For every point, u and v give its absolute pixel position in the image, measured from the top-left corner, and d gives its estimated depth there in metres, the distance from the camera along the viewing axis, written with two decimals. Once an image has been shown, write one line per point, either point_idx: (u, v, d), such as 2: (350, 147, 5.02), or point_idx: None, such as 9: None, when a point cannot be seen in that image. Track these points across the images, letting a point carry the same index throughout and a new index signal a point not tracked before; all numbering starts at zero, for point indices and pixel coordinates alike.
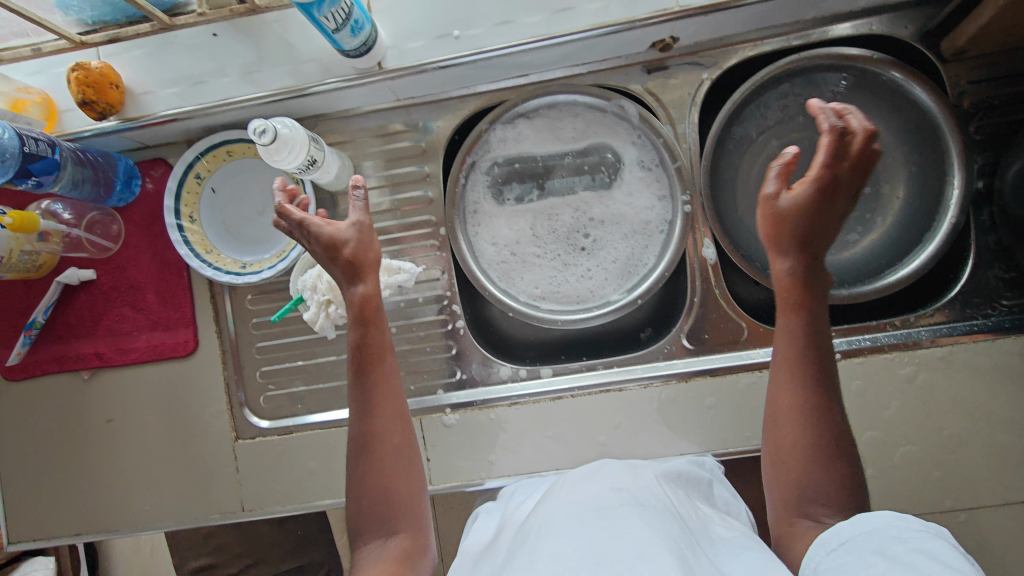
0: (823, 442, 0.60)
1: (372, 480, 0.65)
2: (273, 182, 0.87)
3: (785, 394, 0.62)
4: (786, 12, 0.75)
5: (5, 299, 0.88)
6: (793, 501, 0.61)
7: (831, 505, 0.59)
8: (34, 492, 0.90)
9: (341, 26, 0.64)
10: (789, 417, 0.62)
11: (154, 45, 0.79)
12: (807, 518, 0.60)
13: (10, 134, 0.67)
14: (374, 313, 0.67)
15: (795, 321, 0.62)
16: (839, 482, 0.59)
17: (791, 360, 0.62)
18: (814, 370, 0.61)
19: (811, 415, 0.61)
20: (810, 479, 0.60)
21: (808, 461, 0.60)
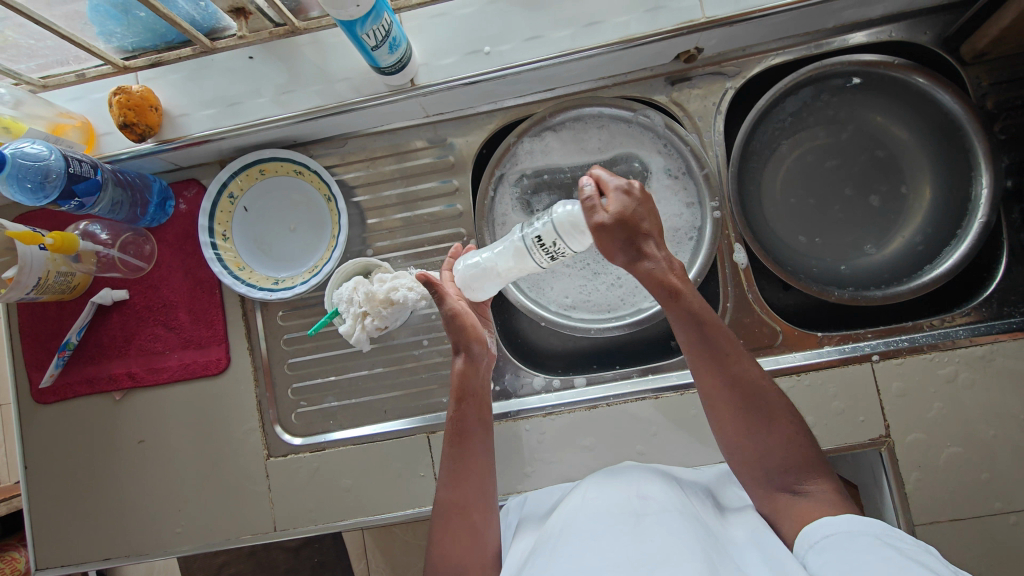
0: (762, 411, 0.64)
1: (453, 480, 0.70)
2: (307, 200, 0.89)
3: (711, 386, 0.66)
4: (808, 22, 0.77)
5: (39, 320, 0.88)
6: (770, 477, 0.64)
7: (796, 472, 0.63)
8: (63, 518, 0.88)
9: (381, 43, 0.67)
10: (727, 408, 0.65)
11: (191, 68, 0.81)
12: (786, 491, 0.63)
13: (55, 157, 0.69)
14: (465, 390, 0.72)
15: (687, 314, 0.67)
16: (790, 446, 0.64)
17: (700, 345, 0.66)
18: (721, 348, 0.66)
19: (745, 398, 0.65)
20: (770, 449, 0.64)
21: (754, 428, 0.64)
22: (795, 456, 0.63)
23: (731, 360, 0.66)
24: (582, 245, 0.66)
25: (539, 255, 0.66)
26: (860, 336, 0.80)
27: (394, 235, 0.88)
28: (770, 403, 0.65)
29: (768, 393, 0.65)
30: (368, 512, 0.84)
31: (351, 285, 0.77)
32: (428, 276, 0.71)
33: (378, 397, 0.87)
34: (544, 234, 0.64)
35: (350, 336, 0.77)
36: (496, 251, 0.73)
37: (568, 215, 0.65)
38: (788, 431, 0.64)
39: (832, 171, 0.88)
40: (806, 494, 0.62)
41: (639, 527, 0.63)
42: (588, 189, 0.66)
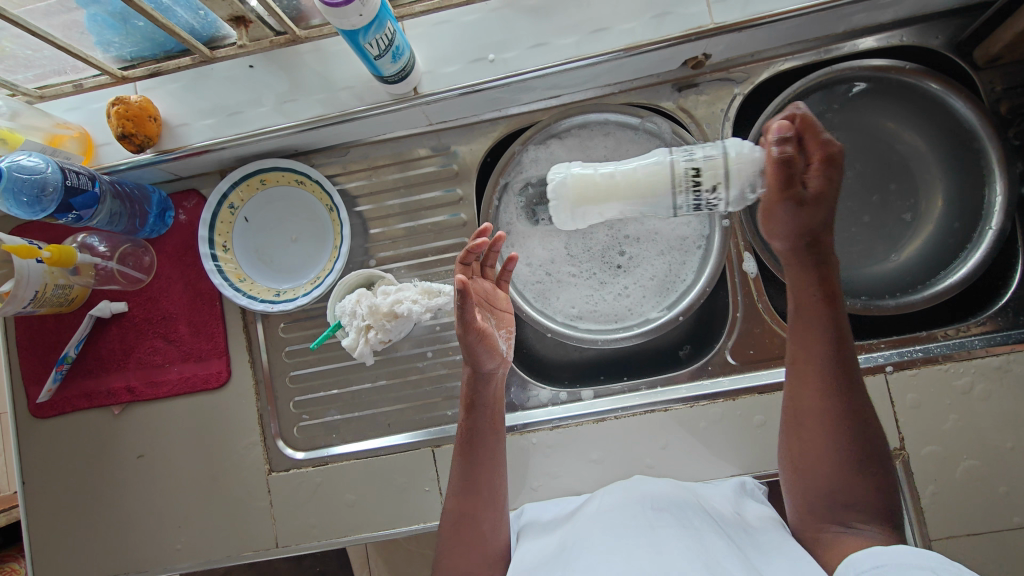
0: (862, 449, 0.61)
1: (462, 490, 0.70)
2: (309, 210, 0.87)
3: (809, 401, 0.63)
4: (817, 27, 0.76)
5: (38, 333, 0.87)
6: (823, 509, 0.62)
7: (865, 513, 0.60)
8: (61, 535, 0.87)
9: (383, 53, 0.66)
10: (818, 426, 0.62)
11: (191, 77, 0.80)
12: (838, 524, 0.61)
13: (53, 169, 0.68)
14: (474, 401, 0.70)
15: (832, 325, 0.64)
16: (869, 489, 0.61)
17: (827, 364, 0.63)
18: (848, 375, 0.63)
19: (843, 428, 0.62)
20: (846, 483, 0.61)
21: (833, 461, 0.62)
22: (873, 498, 0.60)
23: (852, 393, 0.63)
24: (744, 194, 0.64)
25: (685, 193, 0.65)
26: (873, 346, 0.78)
27: (397, 245, 0.86)
28: (869, 446, 0.61)
29: (875, 440, 0.62)
30: (371, 527, 0.83)
31: (354, 298, 0.76)
32: (466, 284, 0.61)
33: (381, 410, 0.86)
34: (704, 169, 0.64)
35: (354, 349, 0.75)
36: (621, 169, 0.67)
37: (742, 160, 0.63)
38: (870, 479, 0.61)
39: (844, 178, 0.86)
40: (855, 531, 0.60)
41: (656, 542, 0.62)
42: (786, 147, 0.60)
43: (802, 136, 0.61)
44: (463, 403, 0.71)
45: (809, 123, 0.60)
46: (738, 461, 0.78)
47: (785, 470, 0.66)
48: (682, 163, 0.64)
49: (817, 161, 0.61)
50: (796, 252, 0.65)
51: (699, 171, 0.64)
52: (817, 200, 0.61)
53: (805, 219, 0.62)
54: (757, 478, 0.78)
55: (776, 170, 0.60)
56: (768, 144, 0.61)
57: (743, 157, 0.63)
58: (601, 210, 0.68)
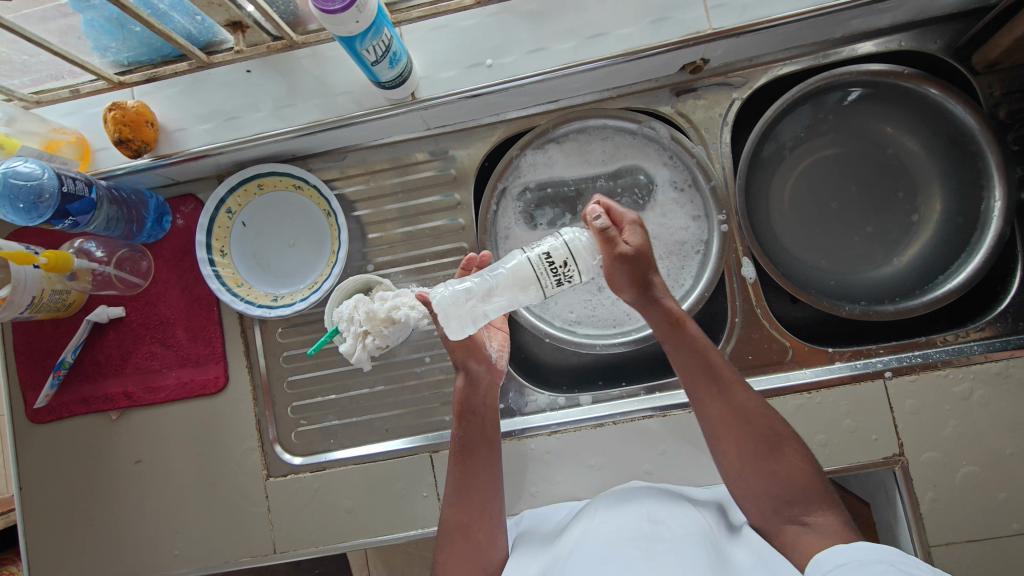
0: (765, 443, 0.65)
1: (460, 498, 0.70)
2: (307, 214, 0.87)
3: (714, 411, 0.67)
4: (816, 32, 0.76)
5: (34, 338, 0.87)
6: (773, 511, 0.63)
7: (806, 503, 0.62)
8: (59, 540, 0.87)
9: (381, 58, 0.65)
10: (728, 430, 0.66)
11: (188, 82, 0.80)
12: (795, 522, 0.62)
13: (49, 175, 0.68)
14: (466, 408, 0.72)
15: (693, 347, 0.68)
16: (790, 474, 0.64)
17: (705, 380, 0.68)
18: (720, 380, 0.68)
19: (744, 424, 0.66)
20: (772, 477, 0.64)
21: (755, 458, 0.65)
22: (794, 481, 0.63)
23: (737, 389, 0.68)
24: (589, 267, 0.65)
25: (547, 278, 0.63)
26: (872, 351, 0.78)
27: (396, 249, 0.86)
28: (775, 434, 0.66)
29: (772, 427, 0.66)
30: (369, 533, 0.83)
31: (351, 303, 0.75)
32: (428, 296, 0.70)
33: (379, 416, 0.86)
34: (555, 252, 0.62)
35: (351, 355, 0.75)
36: (500, 271, 0.67)
37: (580, 241, 0.65)
38: (791, 463, 0.64)
39: (840, 183, 0.86)
40: (812, 526, 0.60)
41: (651, 554, 0.61)
42: (598, 221, 0.66)
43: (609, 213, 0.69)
44: (455, 410, 0.72)
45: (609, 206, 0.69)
46: None
47: (726, 480, 0.68)
48: (514, 278, 0.65)
49: (625, 227, 0.68)
50: (643, 301, 0.69)
51: (554, 260, 0.63)
52: (637, 253, 0.66)
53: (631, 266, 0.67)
54: None
55: (596, 239, 0.66)
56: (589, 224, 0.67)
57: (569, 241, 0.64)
58: (484, 314, 0.68)
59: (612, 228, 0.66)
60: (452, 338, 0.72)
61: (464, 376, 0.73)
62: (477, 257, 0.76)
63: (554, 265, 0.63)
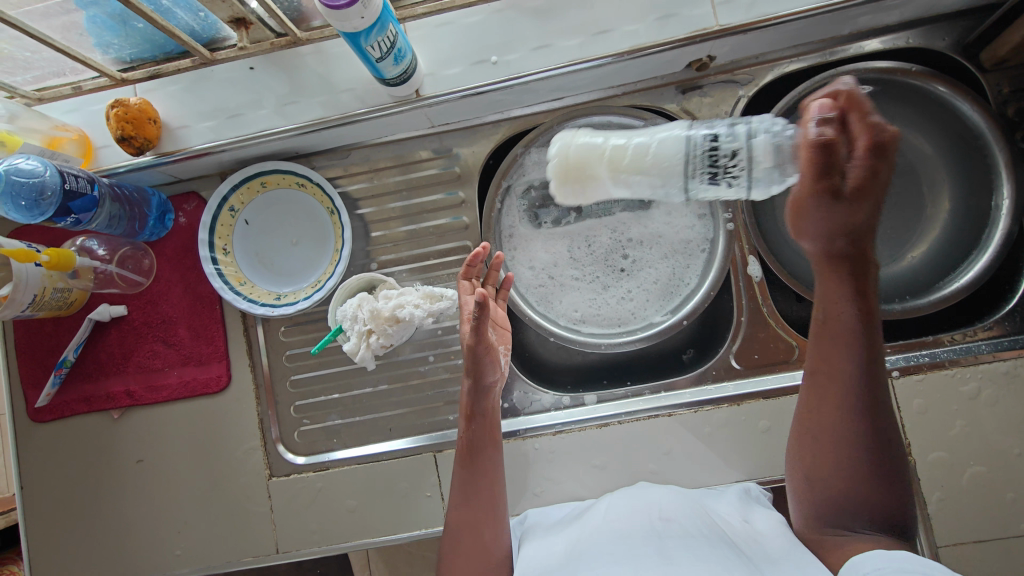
0: (880, 462, 0.60)
1: (462, 499, 0.70)
2: (310, 213, 0.87)
3: (831, 419, 0.61)
4: (822, 29, 0.75)
5: (35, 338, 0.86)
6: (823, 514, 0.61)
7: (874, 521, 0.59)
8: (60, 542, 0.86)
9: (385, 55, 0.65)
10: (830, 442, 0.61)
11: (191, 79, 0.80)
12: (841, 530, 0.60)
13: (51, 172, 0.67)
14: (474, 411, 0.70)
15: (852, 342, 0.61)
16: (872, 498, 0.59)
17: (857, 385, 0.61)
18: (876, 394, 0.60)
19: (854, 441, 0.60)
20: (857, 491, 0.60)
21: (838, 471, 0.60)
22: (868, 505, 0.59)
23: (881, 413, 0.60)
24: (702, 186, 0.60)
25: (700, 175, 0.59)
26: None
27: (399, 248, 0.86)
28: (892, 463, 0.60)
29: (892, 458, 0.60)
30: (372, 533, 0.82)
31: (354, 302, 0.74)
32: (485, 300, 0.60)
33: (382, 414, 0.85)
34: (723, 145, 0.58)
35: (354, 354, 0.75)
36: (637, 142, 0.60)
37: (773, 147, 0.58)
38: (886, 492, 0.59)
39: None
40: (858, 534, 0.59)
41: (664, 552, 0.61)
42: (826, 130, 0.55)
43: (845, 116, 0.56)
44: (463, 413, 0.71)
45: (854, 100, 0.56)
46: (743, 467, 0.78)
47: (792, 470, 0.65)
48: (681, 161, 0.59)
49: (861, 148, 0.56)
50: (828, 256, 0.62)
51: (717, 172, 0.59)
52: (855, 195, 0.57)
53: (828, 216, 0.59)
54: (761, 484, 0.77)
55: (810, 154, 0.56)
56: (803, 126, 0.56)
57: (756, 147, 0.58)
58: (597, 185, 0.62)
59: (839, 140, 0.56)
60: (478, 349, 0.66)
61: (473, 381, 0.69)
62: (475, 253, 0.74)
63: (717, 177, 0.59)
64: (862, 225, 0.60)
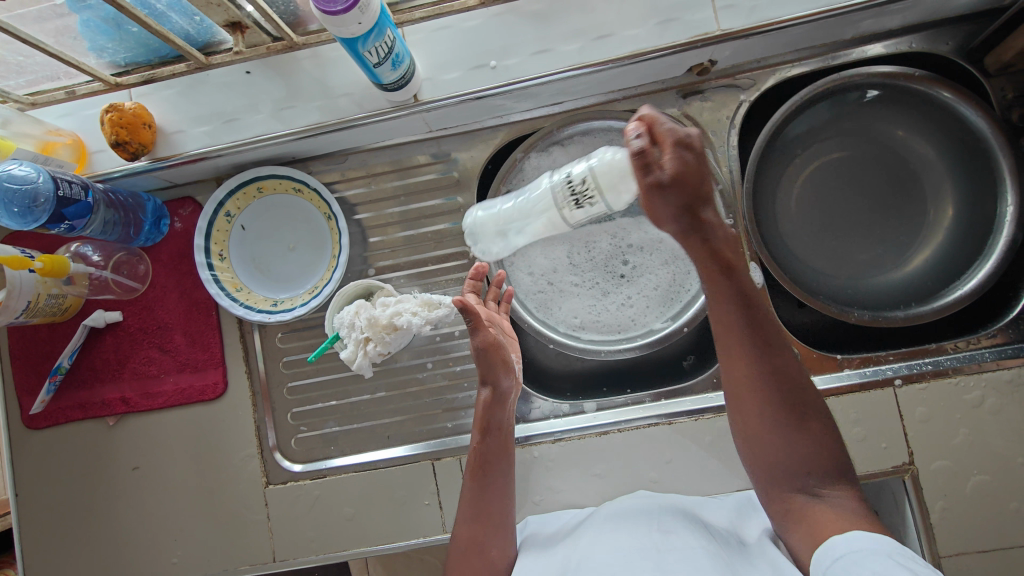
0: (796, 406, 0.61)
1: (473, 518, 0.69)
2: (307, 218, 0.86)
3: (740, 371, 0.62)
4: (825, 33, 0.74)
5: (29, 344, 0.86)
6: (786, 477, 0.61)
7: (819, 476, 0.60)
8: (55, 550, 0.85)
9: (383, 60, 0.64)
10: (752, 398, 0.62)
11: (187, 83, 0.79)
12: (805, 493, 0.60)
13: (44, 179, 0.66)
14: (489, 424, 0.70)
15: (737, 292, 0.62)
16: (806, 437, 0.61)
17: (745, 328, 0.62)
18: (767, 336, 0.62)
19: (769, 387, 0.61)
20: (791, 444, 0.61)
21: (770, 415, 0.61)
22: (800, 443, 0.61)
23: (776, 349, 0.62)
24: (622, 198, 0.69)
25: (569, 205, 0.70)
26: (881, 358, 0.77)
27: (397, 253, 0.85)
28: (801, 400, 0.61)
29: (805, 392, 0.62)
30: (369, 541, 0.81)
31: (352, 309, 0.74)
32: (464, 304, 0.65)
33: (380, 422, 0.84)
34: (578, 182, 0.68)
35: (351, 362, 0.73)
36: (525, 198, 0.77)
37: (614, 169, 0.67)
38: (811, 427, 0.61)
39: (848, 186, 0.85)
40: (825, 497, 0.59)
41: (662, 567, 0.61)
42: (638, 143, 0.59)
43: (651, 130, 0.60)
44: (476, 425, 0.71)
45: (655, 119, 0.60)
46: (744, 475, 0.77)
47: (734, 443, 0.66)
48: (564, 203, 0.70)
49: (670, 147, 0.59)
50: (686, 233, 0.62)
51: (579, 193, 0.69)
52: (674, 182, 0.59)
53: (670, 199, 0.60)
54: None
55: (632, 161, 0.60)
56: (627, 144, 0.61)
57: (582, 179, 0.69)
58: (513, 237, 0.81)
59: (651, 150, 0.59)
60: (483, 351, 0.68)
61: (491, 392, 0.70)
62: (474, 270, 0.76)
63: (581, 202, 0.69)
64: (704, 197, 0.61)
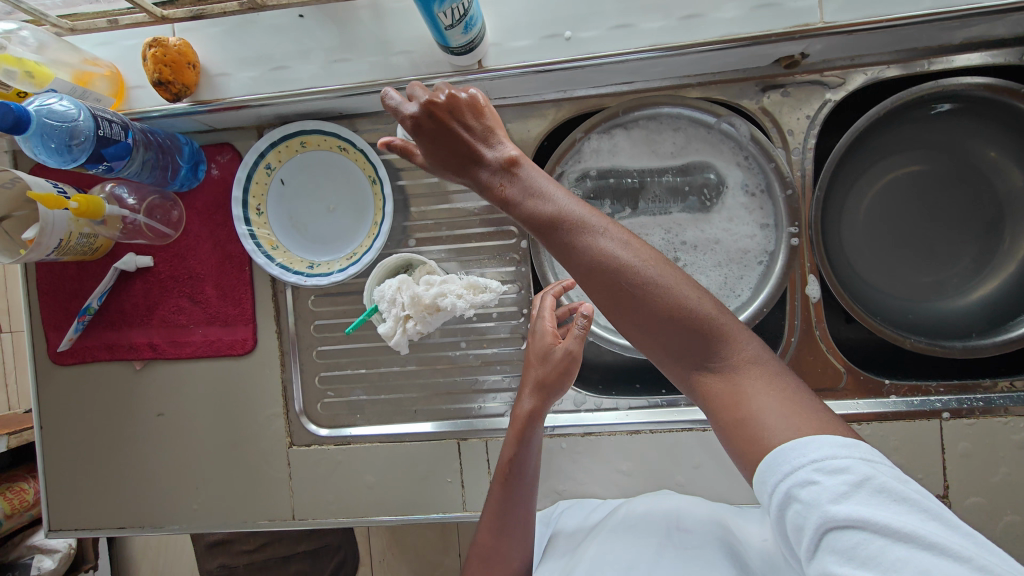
0: (657, 294, 0.52)
1: (496, 525, 0.68)
2: (349, 179, 0.82)
3: (592, 281, 0.54)
4: (935, 36, 0.68)
5: (57, 280, 0.84)
6: (679, 364, 0.54)
7: (713, 352, 0.52)
8: (77, 484, 0.86)
9: (456, 23, 0.59)
10: (620, 311, 0.54)
11: (235, 22, 0.73)
12: (708, 374, 0.52)
13: (85, 116, 0.63)
14: (524, 431, 0.69)
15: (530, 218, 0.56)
16: (682, 303, 0.52)
17: (553, 249, 0.56)
18: (563, 237, 0.54)
19: (631, 286, 0.53)
20: (680, 337, 0.53)
21: (641, 307, 0.53)
22: (682, 321, 0.52)
23: (586, 240, 0.54)
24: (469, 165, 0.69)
25: None
26: (931, 389, 0.75)
27: (439, 227, 0.82)
28: (653, 283, 0.52)
29: (644, 273, 0.53)
30: (385, 510, 0.82)
31: (394, 284, 0.70)
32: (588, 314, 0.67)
33: (407, 395, 0.83)
34: None
35: (390, 337, 0.70)
36: None
37: None
38: (673, 299, 0.52)
39: (918, 203, 0.81)
40: (722, 372, 0.52)
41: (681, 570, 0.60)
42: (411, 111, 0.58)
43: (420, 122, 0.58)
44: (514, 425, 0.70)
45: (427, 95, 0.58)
46: None
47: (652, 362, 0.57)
48: None
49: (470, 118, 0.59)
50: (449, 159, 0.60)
51: None
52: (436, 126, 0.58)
53: (438, 150, 0.60)
54: None
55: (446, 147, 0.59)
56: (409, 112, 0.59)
57: None
58: None
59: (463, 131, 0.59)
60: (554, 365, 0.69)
61: (536, 400, 0.69)
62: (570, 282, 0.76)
63: None
64: (477, 153, 0.59)
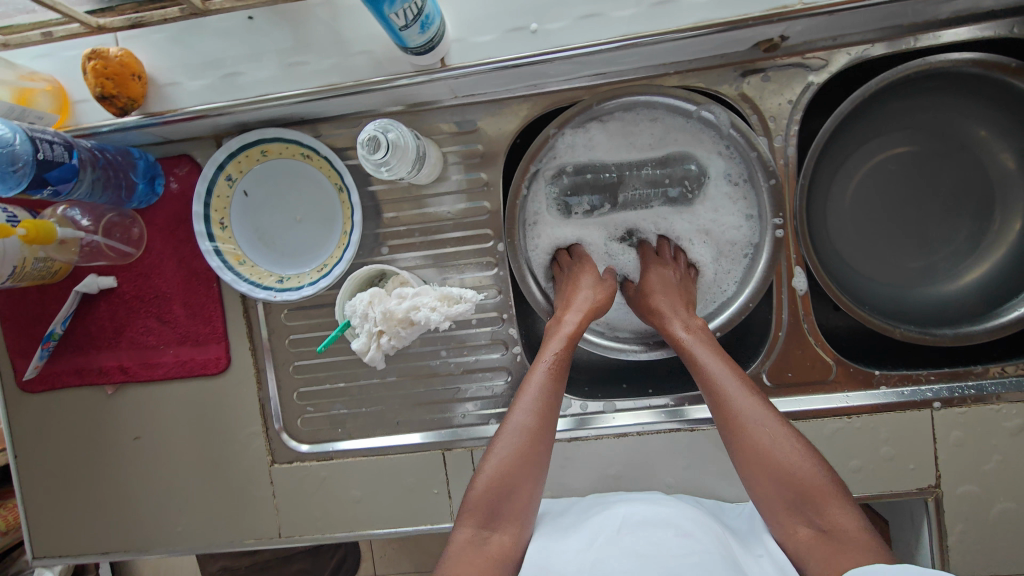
0: (788, 465, 0.60)
1: (517, 453, 0.63)
2: (314, 186, 0.78)
3: (750, 428, 0.62)
4: (921, 12, 0.64)
5: (18, 305, 0.80)
6: (786, 513, 0.60)
7: (819, 508, 0.58)
8: (57, 511, 0.85)
9: (411, 23, 0.56)
10: (756, 462, 0.61)
11: (180, 28, 0.68)
12: (812, 525, 0.58)
13: (22, 140, 0.58)
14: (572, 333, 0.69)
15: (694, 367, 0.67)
16: (793, 473, 0.60)
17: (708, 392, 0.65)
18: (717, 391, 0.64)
19: (784, 445, 0.61)
20: (783, 483, 0.60)
21: (775, 469, 0.60)
22: (800, 490, 0.59)
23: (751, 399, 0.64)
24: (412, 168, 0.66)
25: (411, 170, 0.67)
26: (922, 377, 0.73)
27: (412, 233, 0.78)
28: (789, 452, 0.60)
29: (790, 447, 0.61)
30: (373, 523, 0.81)
31: (365, 298, 0.68)
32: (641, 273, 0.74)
33: (389, 407, 0.81)
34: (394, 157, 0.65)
35: (364, 353, 0.68)
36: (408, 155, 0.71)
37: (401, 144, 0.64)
38: (802, 456, 0.60)
39: (908, 186, 0.79)
40: (824, 527, 0.57)
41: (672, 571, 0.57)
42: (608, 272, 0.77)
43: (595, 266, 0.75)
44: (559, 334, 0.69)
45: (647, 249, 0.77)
46: None
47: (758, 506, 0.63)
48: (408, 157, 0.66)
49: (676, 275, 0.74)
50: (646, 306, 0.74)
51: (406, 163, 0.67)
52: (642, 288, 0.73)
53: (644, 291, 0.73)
54: None
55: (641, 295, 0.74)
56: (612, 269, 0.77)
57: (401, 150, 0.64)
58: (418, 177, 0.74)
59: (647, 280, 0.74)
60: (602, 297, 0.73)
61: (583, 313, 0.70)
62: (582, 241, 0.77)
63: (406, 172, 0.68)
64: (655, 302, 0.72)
